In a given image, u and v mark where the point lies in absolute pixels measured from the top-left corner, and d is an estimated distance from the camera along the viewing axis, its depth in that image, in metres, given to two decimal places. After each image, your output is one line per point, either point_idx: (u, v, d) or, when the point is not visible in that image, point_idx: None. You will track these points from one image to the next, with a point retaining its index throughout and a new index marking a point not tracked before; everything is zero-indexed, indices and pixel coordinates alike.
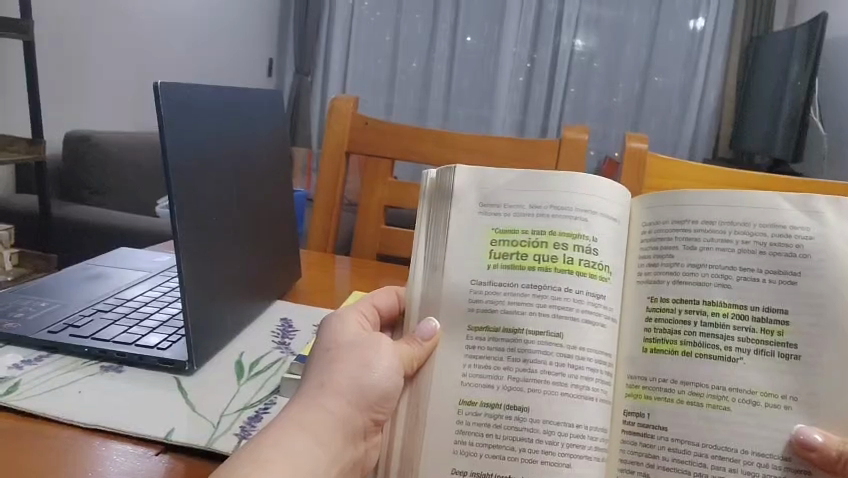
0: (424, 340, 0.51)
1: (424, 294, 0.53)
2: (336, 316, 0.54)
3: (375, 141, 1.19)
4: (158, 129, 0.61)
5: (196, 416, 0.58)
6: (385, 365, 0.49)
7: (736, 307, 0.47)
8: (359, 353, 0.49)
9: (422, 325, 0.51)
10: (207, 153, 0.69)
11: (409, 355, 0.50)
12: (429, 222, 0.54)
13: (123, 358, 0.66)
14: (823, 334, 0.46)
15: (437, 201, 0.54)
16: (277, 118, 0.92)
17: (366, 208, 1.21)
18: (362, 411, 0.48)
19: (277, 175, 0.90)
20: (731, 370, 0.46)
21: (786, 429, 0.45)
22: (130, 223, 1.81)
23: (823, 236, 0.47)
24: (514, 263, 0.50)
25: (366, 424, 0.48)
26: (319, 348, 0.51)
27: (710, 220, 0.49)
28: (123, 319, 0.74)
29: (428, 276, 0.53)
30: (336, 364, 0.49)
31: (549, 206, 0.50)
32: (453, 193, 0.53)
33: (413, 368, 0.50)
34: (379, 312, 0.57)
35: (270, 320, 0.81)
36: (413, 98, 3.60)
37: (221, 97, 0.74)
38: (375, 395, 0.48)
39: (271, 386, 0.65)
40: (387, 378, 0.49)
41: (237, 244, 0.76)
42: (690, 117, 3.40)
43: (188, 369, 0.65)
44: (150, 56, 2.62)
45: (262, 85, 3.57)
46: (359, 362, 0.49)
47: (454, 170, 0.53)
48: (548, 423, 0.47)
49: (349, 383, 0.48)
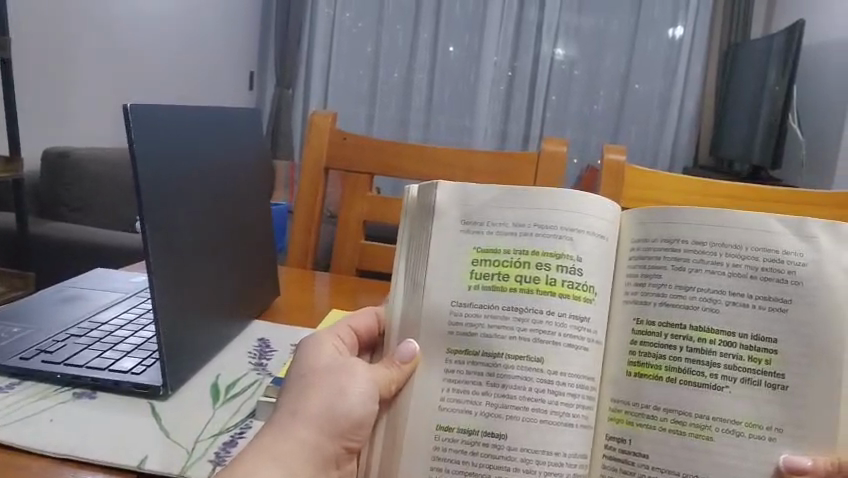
0: (402, 364, 0.47)
1: (404, 315, 0.50)
2: (312, 342, 0.51)
3: (355, 156, 1.17)
4: (130, 151, 0.58)
5: (170, 443, 0.54)
6: (359, 390, 0.46)
7: (723, 333, 0.44)
8: (336, 378, 0.47)
9: (401, 347, 0.48)
10: (179, 172, 0.66)
11: (385, 379, 0.47)
12: (412, 239, 0.50)
13: (95, 383, 0.61)
14: (811, 366, 0.43)
15: (418, 218, 0.50)
16: (254, 135, 0.89)
17: (345, 223, 1.18)
18: (334, 440, 0.46)
19: (254, 193, 0.87)
20: (715, 400, 0.43)
21: (773, 457, 0.42)
22: (108, 241, 1.77)
23: (816, 263, 0.44)
24: (495, 284, 0.47)
25: (338, 452, 0.46)
26: (294, 374, 0.48)
27: (700, 240, 0.45)
28: (97, 342, 0.69)
29: (409, 294, 0.50)
30: (308, 392, 0.46)
31: (533, 225, 0.47)
32: (434, 209, 0.49)
33: (392, 392, 0.48)
34: (358, 335, 0.54)
35: (247, 340, 0.76)
36: (393, 109, 3.56)
37: (194, 115, 0.72)
38: (347, 423, 0.46)
39: (248, 409, 0.60)
40: (362, 404, 0.46)
41: (212, 264, 0.73)
42: (670, 124, 3.42)
43: (163, 394, 0.60)
44: (129, 69, 2.57)
45: (242, 97, 3.53)
46: (333, 389, 0.46)
47: (435, 185, 0.49)
48: (527, 451, 0.44)
49: (319, 409, 0.46)
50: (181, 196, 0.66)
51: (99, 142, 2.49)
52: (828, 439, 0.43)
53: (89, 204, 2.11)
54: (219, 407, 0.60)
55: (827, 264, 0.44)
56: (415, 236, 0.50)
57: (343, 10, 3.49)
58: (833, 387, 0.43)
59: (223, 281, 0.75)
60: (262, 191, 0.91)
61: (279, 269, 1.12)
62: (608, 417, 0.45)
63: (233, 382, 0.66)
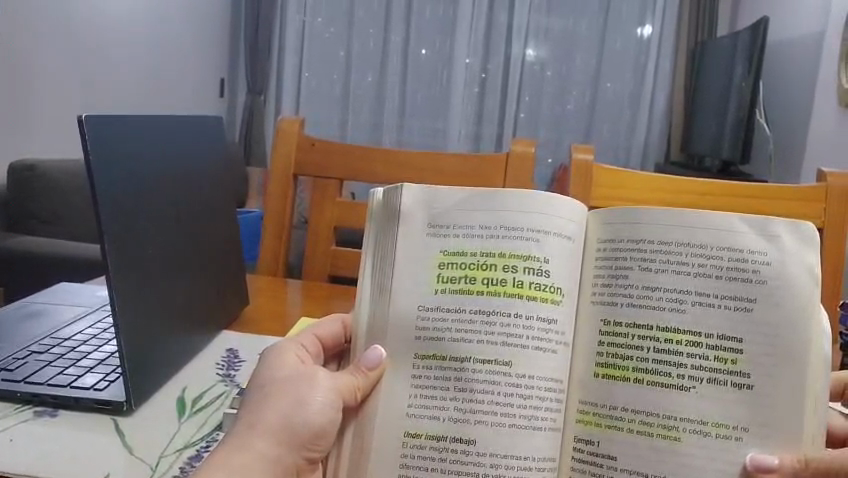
0: (368, 370, 0.47)
1: (370, 320, 0.49)
2: (274, 352, 0.50)
3: (322, 162, 1.16)
4: (85, 162, 0.57)
5: (133, 459, 0.52)
6: (319, 399, 0.46)
7: (690, 333, 0.44)
8: (296, 389, 0.46)
9: (367, 353, 0.47)
10: (138, 184, 0.65)
11: (350, 386, 0.46)
12: (377, 244, 0.49)
13: (57, 401, 0.60)
14: (777, 365, 0.43)
15: (384, 222, 0.49)
16: (218, 143, 0.88)
17: (316, 229, 1.17)
18: (294, 450, 0.45)
19: (218, 202, 0.86)
20: (681, 401, 0.43)
21: (740, 457, 0.42)
22: (76, 253, 1.74)
23: (781, 262, 0.44)
24: (462, 288, 0.46)
25: (297, 462, 0.45)
26: (255, 385, 0.47)
27: (667, 240, 0.45)
28: (59, 358, 0.67)
29: (375, 299, 0.49)
30: (267, 402, 0.46)
31: (500, 227, 0.46)
32: (400, 213, 0.48)
33: (357, 399, 0.47)
34: (323, 343, 0.53)
35: (213, 352, 0.75)
36: (366, 113, 3.54)
37: (153, 124, 0.70)
38: (308, 432, 0.45)
39: (214, 422, 0.59)
40: (324, 414, 0.46)
41: (176, 277, 0.71)
42: (642, 123, 3.45)
43: (126, 410, 0.59)
44: (97, 79, 2.54)
45: (213, 103, 3.50)
46: (294, 398, 0.46)
47: (400, 188, 0.48)
48: (495, 456, 0.44)
49: (279, 419, 0.45)
50: (140, 208, 0.65)
51: (65, 154, 2.46)
52: (793, 435, 0.43)
53: (57, 214, 2.08)
54: (185, 421, 0.59)
55: (792, 262, 0.44)
56: (381, 240, 0.49)
57: (314, 15, 3.46)
58: (798, 385, 0.43)
59: (188, 294, 0.74)
60: (227, 200, 0.90)
61: (248, 278, 1.10)
62: (576, 419, 0.45)
63: (200, 394, 0.64)
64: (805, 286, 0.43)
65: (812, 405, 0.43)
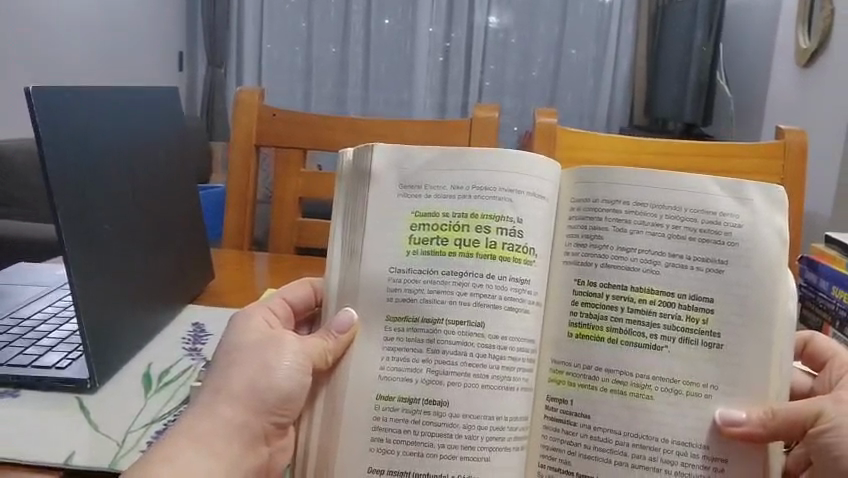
0: (339, 334, 0.46)
1: (341, 285, 0.48)
2: (240, 317, 0.49)
3: (285, 133, 1.14)
4: (34, 136, 0.55)
5: (99, 435, 0.52)
6: (287, 365, 0.45)
7: (663, 293, 0.44)
8: (262, 355, 0.46)
9: (338, 317, 0.47)
10: (91, 156, 0.63)
11: (320, 351, 0.46)
12: (347, 208, 0.48)
13: (18, 381, 0.58)
14: (747, 322, 0.44)
15: (354, 183, 0.48)
16: (173, 116, 0.86)
17: (280, 200, 1.16)
18: (261, 416, 0.45)
19: (177, 177, 0.84)
20: (653, 360, 0.44)
21: (708, 414, 0.43)
22: (26, 235, 1.64)
23: (751, 225, 0.44)
24: (435, 249, 0.46)
25: (264, 429, 0.45)
26: (222, 352, 0.47)
27: (641, 201, 0.44)
28: (19, 338, 0.66)
29: (345, 263, 0.48)
30: (233, 369, 0.45)
31: (472, 187, 0.46)
32: (371, 174, 0.48)
33: (328, 363, 0.47)
34: (293, 308, 0.52)
35: (179, 327, 0.74)
36: (331, 86, 3.44)
37: (108, 94, 0.69)
38: (275, 398, 0.45)
39: (181, 395, 0.59)
40: (292, 379, 0.45)
41: (135, 249, 0.70)
42: (605, 85, 3.32)
43: (91, 387, 0.58)
44: (48, 60, 2.44)
45: (170, 78, 3.39)
46: (261, 363, 0.45)
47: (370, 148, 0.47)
48: (468, 417, 0.44)
49: (248, 387, 0.44)
50: (95, 182, 0.63)
51: (20, 133, 2.39)
52: (758, 388, 0.44)
53: (16, 197, 2.02)
54: (151, 397, 0.58)
55: (763, 226, 0.45)
56: (350, 203, 0.48)
57: None
58: (765, 343, 0.44)
59: (148, 267, 0.72)
60: (185, 176, 0.87)
61: (212, 252, 1.08)
62: (548, 378, 0.45)
63: (166, 370, 0.63)
64: (774, 248, 0.44)
65: (778, 361, 0.44)
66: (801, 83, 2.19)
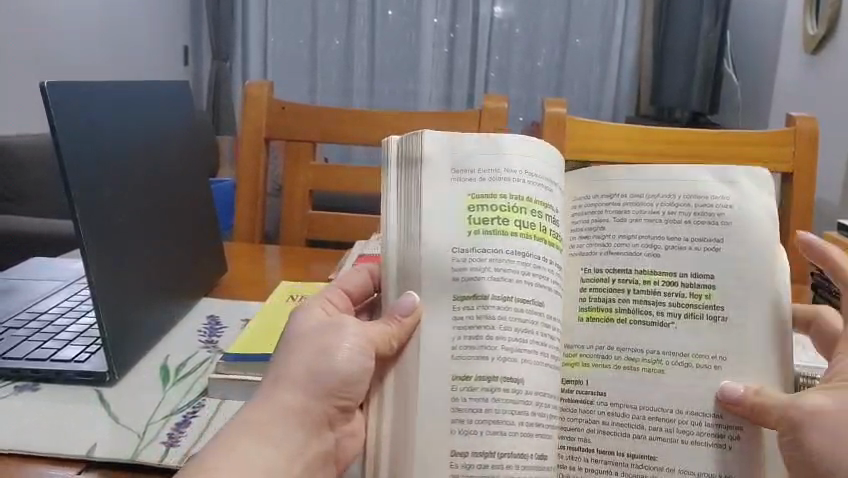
0: (403, 317, 0.44)
1: (400, 259, 0.46)
2: (300, 312, 0.48)
3: (294, 126, 1.14)
4: (49, 129, 0.56)
5: (119, 427, 0.52)
6: (348, 347, 0.44)
7: (666, 274, 0.45)
8: (320, 340, 0.44)
9: (401, 299, 0.44)
10: (104, 150, 0.64)
11: (384, 335, 0.44)
12: (399, 194, 0.46)
13: (37, 375, 0.59)
14: (748, 294, 0.44)
15: (404, 169, 0.46)
16: (183, 111, 0.86)
17: (290, 194, 1.16)
18: (322, 399, 0.44)
19: (188, 172, 0.84)
20: (661, 336, 0.44)
21: (715, 385, 0.43)
22: (34, 229, 1.64)
23: (742, 206, 0.45)
24: (497, 229, 0.44)
25: (328, 412, 0.44)
26: (284, 345, 0.45)
27: (637, 193, 0.46)
28: (37, 332, 0.66)
29: (402, 244, 0.45)
30: (293, 356, 0.44)
31: (524, 172, 0.45)
32: (419, 160, 0.45)
33: (393, 347, 0.45)
34: (351, 295, 0.51)
35: (194, 320, 0.74)
36: (336, 79, 3.42)
37: (116, 88, 0.68)
38: (335, 381, 0.43)
39: (199, 387, 0.59)
40: (351, 362, 0.43)
41: (146, 243, 0.70)
42: (611, 77, 3.29)
43: (109, 380, 0.59)
44: (51, 56, 2.44)
45: (175, 72, 3.39)
46: (321, 350, 0.44)
47: (421, 133, 0.45)
48: (540, 396, 0.42)
49: (305, 369, 0.43)
50: (107, 173, 0.64)
51: (26, 129, 2.39)
52: (763, 358, 0.43)
53: (23, 194, 2.03)
54: (169, 389, 0.59)
55: (755, 209, 0.45)
56: (400, 188, 0.46)
57: None
58: (762, 312, 0.44)
59: (158, 261, 0.72)
60: (196, 168, 0.88)
61: (223, 245, 1.09)
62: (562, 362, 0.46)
63: (183, 363, 0.64)
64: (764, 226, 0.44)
65: (779, 327, 0.43)
66: (808, 72, 2.17)
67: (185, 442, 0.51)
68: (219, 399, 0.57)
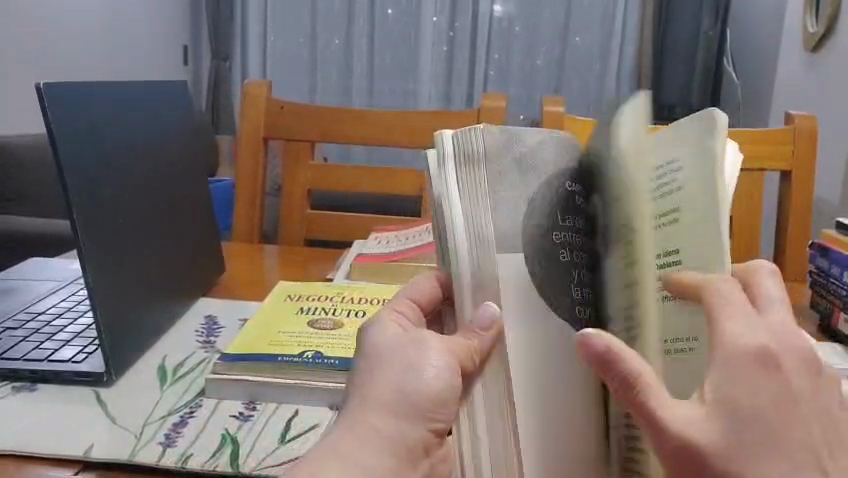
0: (482, 331, 0.40)
1: (475, 274, 0.41)
2: (373, 326, 0.43)
3: (292, 125, 1.14)
4: (47, 132, 0.56)
5: (116, 427, 0.52)
6: (435, 365, 0.39)
7: None
8: (405, 355, 0.40)
9: (480, 312, 0.40)
10: (104, 152, 0.64)
11: (465, 349, 0.40)
12: (465, 195, 0.40)
13: (35, 375, 0.59)
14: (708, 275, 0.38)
15: (467, 166, 0.41)
16: (182, 111, 0.86)
17: (289, 194, 1.16)
18: (416, 421, 0.38)
19: (187, 172, 0.84)
20: None
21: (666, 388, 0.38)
22: (34, 229, 1.64)
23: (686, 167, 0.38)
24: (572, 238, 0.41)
25: (423, 437, 0.38)
26: (364, 361, 0.40)
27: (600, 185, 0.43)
28: (34, 333, 0.66)
29: (476, 252, 0.41)
30: (379, 371, 0.39)
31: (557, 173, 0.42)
32: (474, 158, 0.41)
33: (475, 362, 0.40)
34: (420, 305, 0.47)
35: (193, 320, 0.74)
36: (335, 77, 3.41)
37: (115, 89, 0.68)
38: (427, 400, 0.38)
39: (196, 387, 0.59)
40: (443, 380, 0.39)
41: (145, 244, 0.69)
42: (611, 76, 3.28)
43: (107, 380, 0.59)
44: (50, 57, 2.43)
45: (174, 72, 3.39)
46: (407, 365, 0.39)
47: (472, 130, 0.41)
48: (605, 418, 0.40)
49: (395, 389, 0.38)
50: (107, 174, 0.64)
51: (24, 129, 2.38)
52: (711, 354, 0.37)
53: (23, 194, 2.03)
54: (166, 389, 0.59)
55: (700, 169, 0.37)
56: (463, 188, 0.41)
57: None
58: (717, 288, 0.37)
59: (157, 261, 0.72)
60: (196, 168, 0.88)
61: (222, 244, 1.08)
62: None
63: (180, 363, 0.64)
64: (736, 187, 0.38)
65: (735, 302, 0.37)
66: (809, 70, 2.17)
67: (182, 442, 0.51)
68: (215, 398, 0.57)
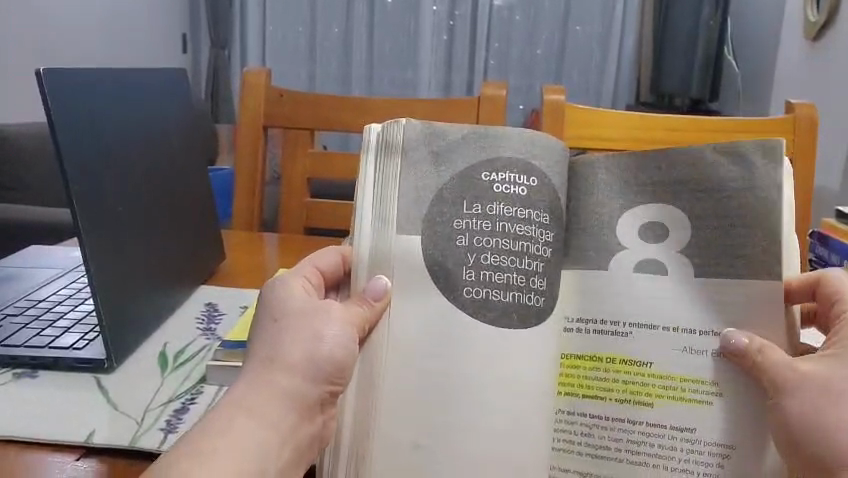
0: (374, 301, 0.46)
1: (373, 250, 0.48)
2: (278, 284, 0.48)
3: (294, 113, 1.14)
4: (47, 120, 0.56)
5: (118, 414, 0.52)
6: (334, 332, 0.44)
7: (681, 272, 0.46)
8: (309, 323, 0.45)
9: (372, 284, 0.47)
10: (104, 141, 0.64)
11: (360, 318, 0.45)
12: (376, 178, 0.48)
13: (36, 362, 0.59)
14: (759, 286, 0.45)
15: (383, 155, 0.48)
16: (183, 100, 0.85)
17: (290, 184, 1.16)
18: (318, 384, 0.43)
19: (186, 160, 0.84)
20: (662, 357, 0.45)
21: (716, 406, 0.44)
22: (34, 218, 1.64)
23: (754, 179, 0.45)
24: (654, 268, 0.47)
25: (321, 397, 0.44)
26: (265, 318, 0.45)
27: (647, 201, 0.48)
28: (34, 320, 0.66)
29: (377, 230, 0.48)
30: (283, 337, 0.44)
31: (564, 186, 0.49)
32: (394, 146, 0.48)
33: (364, 331, 0.46)
34: (323, 274, 0.50)
35: (193, 307, 0.75)
36: (335, 65, 3.40)
37: (115, 78, 0.68)
38: (330, 366, 0.43)
39: (197, 375, 0.59)
40: (341, 347, 0.44)
41: (146, 230, 0.70)
42: (611, 65, 3.27)
43: (108, 367, 0.59)
44: (49, 46, 2.42)
45: (173, 61, 3.37)
46: (309, 333, 0.44)
47: (399, 123, 0.48)
48: (642, 426, 0.45)
49: (300, 354, 0.43)
50: (108, 165, 0.64)
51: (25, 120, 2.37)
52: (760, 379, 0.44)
53: (24, 184, 2.03)
54: (167, 376, 0.59)
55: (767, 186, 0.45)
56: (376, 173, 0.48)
57: None
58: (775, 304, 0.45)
59: (158, 246, 0.72)
60: (196, 157, 0.88)
61: (223, 233, 1.08)
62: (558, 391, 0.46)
63: (181, 350, 0.64)
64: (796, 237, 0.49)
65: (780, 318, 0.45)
66: (810, 59, 2.16)
67: (183, 428, 0.51)
68: (217, 387, 0.57)
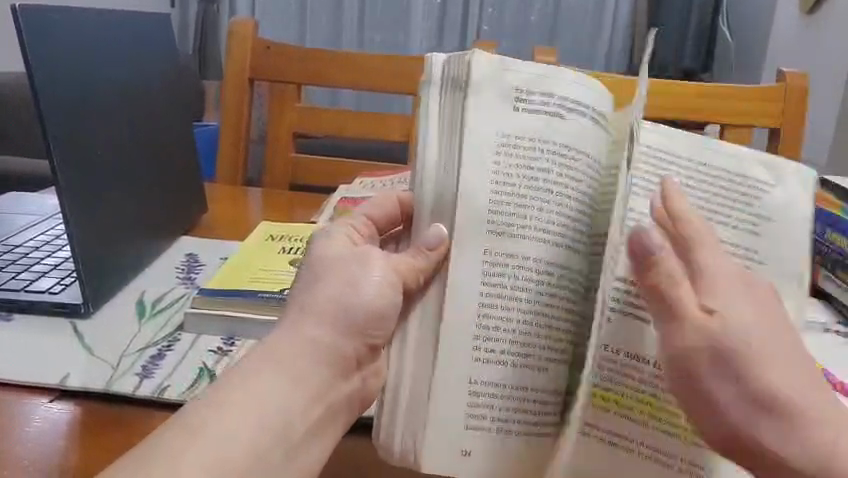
0: (430, 250, 0.42)
1: (434, 202, 0.43)
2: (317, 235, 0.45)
3: (281, 65, 1.12)
4: (27, 78, 0.55)
5: (93, 358, 0.52)
6: (375, 279, 0.41)
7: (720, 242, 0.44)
8: (345, 269, 0.42)
9: (429, 233, 0.42)
10: (91, 93, 0.63)
11: (409, 267, 0.42)
12: (441, 122, 0.42)
13: (12, 305, 0.58)
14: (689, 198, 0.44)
15: (450, 93, 0.42)
16: (165, 51, 0.83)
17: (276, 137, 1.15)
18: (350, 338, 0.41)
19: (166, 116, 0.81)
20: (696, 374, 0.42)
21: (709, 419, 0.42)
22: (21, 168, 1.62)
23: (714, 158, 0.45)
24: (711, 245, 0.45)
25: (358, 352, 0.41)
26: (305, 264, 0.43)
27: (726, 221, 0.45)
28: (12, 264, 0.66)
29: (440, 178, 0.42)
30: (318, 286, 0.41)
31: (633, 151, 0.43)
32: (467, 82, 0.41)
33: (420, 282, 0.42)
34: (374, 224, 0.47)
35: (172, 257, 0.74)
36: (325, 23, 3.21)
37: (99, 28, 0.67)
38: (363, 317, 0.41)
39: (173, 323, 0.58)
40: (380, 295, 0.41)
41: (128, 187, 0.69)
42: (604, 33, 3.13)
43: (84, 312, 0.58)
44: None
45: None
46: (347, 279, 0.42)
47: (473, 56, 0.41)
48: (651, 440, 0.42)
49: (331, 302, 0.41)
50: (93, 118, 0.64)
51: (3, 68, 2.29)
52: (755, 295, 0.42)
53: (5, 133, 2.00)
54: (146, 323, 0.58)
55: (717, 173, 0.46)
56: (442, 113, 0.42)
57: None
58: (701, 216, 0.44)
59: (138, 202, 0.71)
60: (178, 111, 0.86)
61: (208, 187, 1.07)
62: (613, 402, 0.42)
63: (159, 298, 0.63)
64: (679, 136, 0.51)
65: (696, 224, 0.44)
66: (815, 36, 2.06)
67: (160, 374, 0.50)
68: (195, 334, 0.57)
